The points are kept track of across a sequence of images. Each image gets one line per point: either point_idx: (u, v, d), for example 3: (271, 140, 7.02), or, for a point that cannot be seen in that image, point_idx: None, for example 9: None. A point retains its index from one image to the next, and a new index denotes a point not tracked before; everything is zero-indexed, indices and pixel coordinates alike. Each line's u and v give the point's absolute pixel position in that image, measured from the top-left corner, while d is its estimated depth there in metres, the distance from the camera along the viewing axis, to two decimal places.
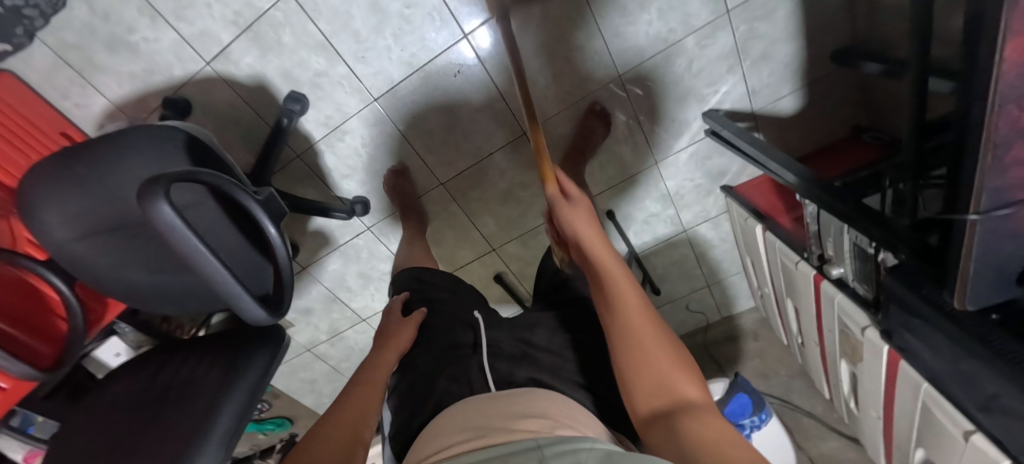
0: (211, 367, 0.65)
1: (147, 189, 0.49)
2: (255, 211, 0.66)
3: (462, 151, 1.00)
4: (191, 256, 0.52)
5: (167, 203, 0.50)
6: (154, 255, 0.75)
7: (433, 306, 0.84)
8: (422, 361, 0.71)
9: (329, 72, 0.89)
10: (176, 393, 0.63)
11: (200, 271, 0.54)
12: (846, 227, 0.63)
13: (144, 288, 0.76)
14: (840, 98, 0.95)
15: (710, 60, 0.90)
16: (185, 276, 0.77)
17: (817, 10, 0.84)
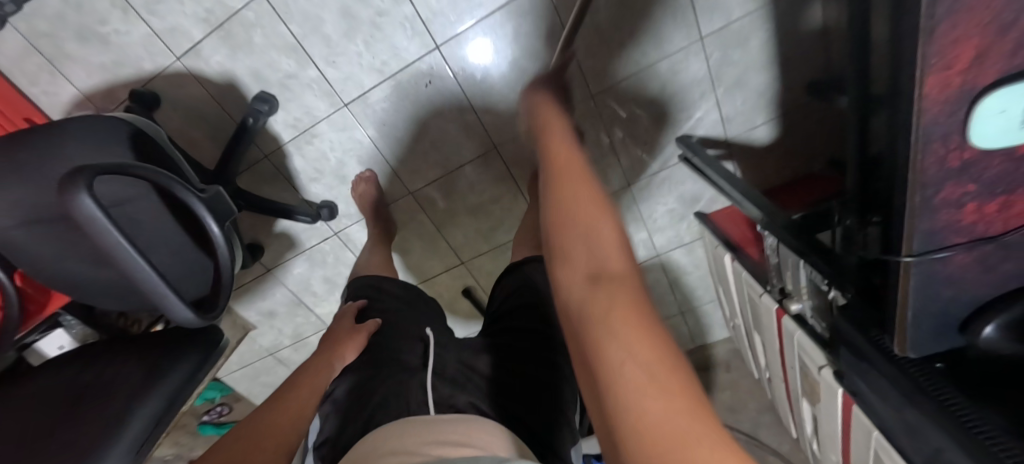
0: (135, 365, 0.65)
1: (70, 181, 0.48)
2: (195, 208, 0.64)
3: (432, 161, 0.99)
4: (115, 250, 0.50)
5: (90, 196, 0.48)
6: (80, 249, 0.71)
7: (384, 317, 0.81)
8: (362, 371, 0.69)
9: (299, 74, 0.88)
10: (95, 389, 0.63)
11: (125, 269, 0.52)
12: (802, 262, 0.61)
13: (84, 281, 0.74)
14: (815, 131, 0.94)
15: (683, 84, 0.89)
16: (106, 269, 0.73)
17: (791, 41, 0.84)
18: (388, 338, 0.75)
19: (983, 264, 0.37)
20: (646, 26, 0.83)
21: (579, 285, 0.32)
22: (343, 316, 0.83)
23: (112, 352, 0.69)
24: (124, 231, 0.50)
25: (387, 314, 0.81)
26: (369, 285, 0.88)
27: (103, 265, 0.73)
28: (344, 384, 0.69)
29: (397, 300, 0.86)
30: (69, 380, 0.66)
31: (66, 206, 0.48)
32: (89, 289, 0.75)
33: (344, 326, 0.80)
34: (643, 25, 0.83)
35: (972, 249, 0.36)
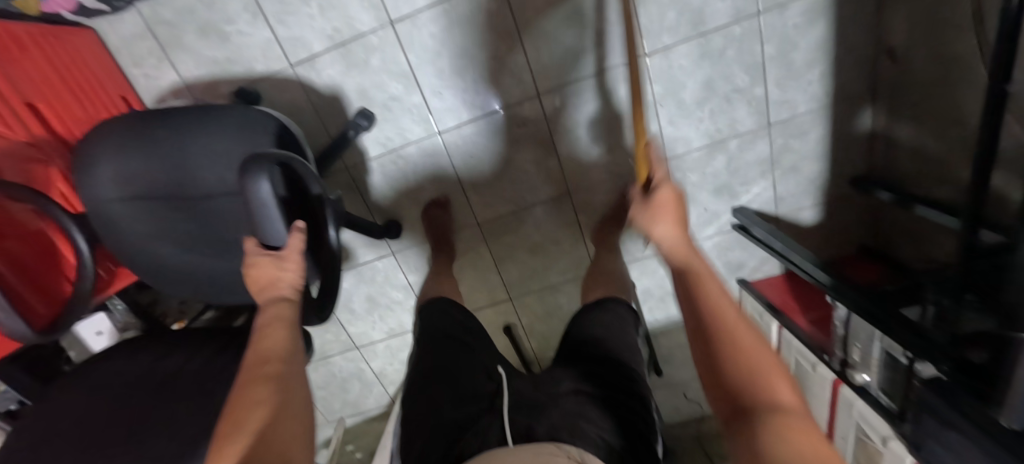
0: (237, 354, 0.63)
1: (254, 159, 0.48)
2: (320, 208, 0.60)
3: (505, 196, 1.04)
4: (264, 226, 0.50)
5: (268, 181, 0.48)
6: (194, 233, 0.68)
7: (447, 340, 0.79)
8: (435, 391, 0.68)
9: (403, 98, 0.93)
10: (195, 376, 0.60)
11: (264, 245, 0.52)
12: (879, 334, 0.68)
13: (181, 268, 0.70)
14: (853, 220, 1.05)
15: (747, 162, 1.00)
16: (218, 260, 0.70)
17: (843, 139, 0.96)
18: (470, 362, 0.74)
19: None
20: (725, 107, 0.94)
21: (728, 411, 0.33)
22: (419, 337, 0.83)
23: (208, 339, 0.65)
24: (282, 213, 0.50)
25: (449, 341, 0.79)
26: (439, 309, 0.88)
27: (217, 255, 0.70)
28: (422, 403, 0.67)
29: (465, 330, 0.84)
30: (150, 367, 0.62)
31: (242, 180, 0.49)
32: (177, 275, 0.71)
33: (421, 345, 0.80)
34: (722, 107, 0.94)
35: None
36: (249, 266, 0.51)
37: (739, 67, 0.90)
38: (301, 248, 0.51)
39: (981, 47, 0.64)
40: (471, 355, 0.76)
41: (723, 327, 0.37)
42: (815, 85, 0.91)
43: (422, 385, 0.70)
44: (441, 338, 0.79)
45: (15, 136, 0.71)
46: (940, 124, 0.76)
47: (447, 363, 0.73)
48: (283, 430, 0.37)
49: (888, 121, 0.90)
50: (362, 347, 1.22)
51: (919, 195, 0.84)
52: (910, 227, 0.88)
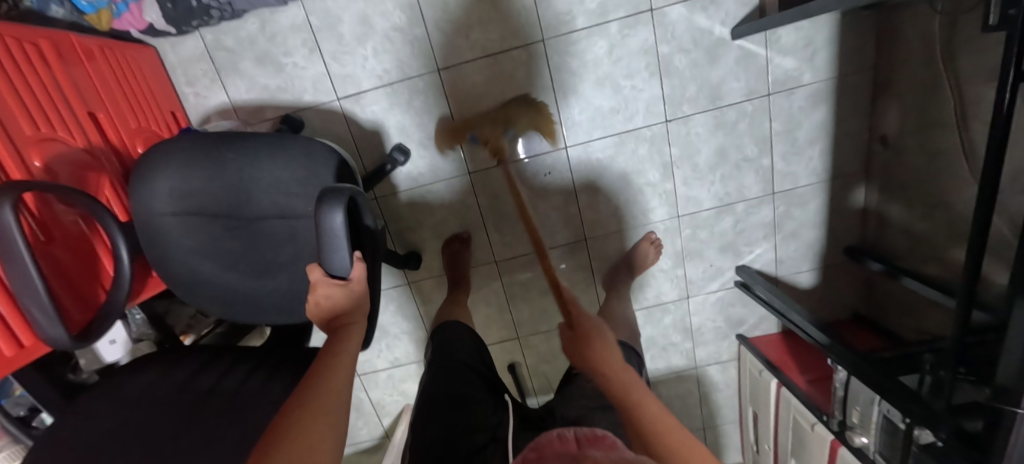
0: (279, 378, 0.65)
1: (335, 194, 0.53)
2: (366, 233, 0.63)
3: (525, 238, 1.08)
4: (331, 255, 0.54)
5: (341, 213, 0.53)
6: (237, 253, 0.71)
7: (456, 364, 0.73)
8: (440, 418, 0.62)
9: (440, 138, 0.99)
10: (242, 400, 0.62)
11: (328, 272, 0.55)
12: (878, 399, 0.72)
13: (217, 286, 0.72)
14: (846, 287, 1.13)
15: (752, 225, 1.07)
16: (255, 281, 0.72)
17: (837, 212, 1.06)
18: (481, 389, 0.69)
19: None
20: (735, 174, 1.02)
21: None
22: (426, 361, 0.78)
23: (252, 366, 0.67)
24: (350, 244, 0.54)
25: (458, 364, 0.73)
26: (451, 332, 0.82)
27: (255, 276, 0.72)
28: (425, 432, 0.61)
29: (477, 357, 0.78)
30: (182, 387, 0.64)
31: (321, 212, 0.53)
32: (214, 292, 0.73)
33: (429, 367, 0.75)
34: (732, 173, 1.02)
35: None
36: (314, 293, 0.56)
37: (749, 139, 0.99)
38: (364, 276, 0.56)
39: (964, 147, 0.74)
40: (482, 381, 0.71)
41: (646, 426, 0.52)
42: (816, 161, 1.01)
43: (426, 410, 0.64)
44: (448, 359, 0.74)
45: (74, 144, 0.72)
46: (926, 209, 0.85)
47: (456, 385, 0.67)
48: (321, 431, 0.43)
49: (879, 199, 0.99)
50: (364, 375, 1.21)
51: (907, 268, 0.92)
52: (899, 298, 0.95)
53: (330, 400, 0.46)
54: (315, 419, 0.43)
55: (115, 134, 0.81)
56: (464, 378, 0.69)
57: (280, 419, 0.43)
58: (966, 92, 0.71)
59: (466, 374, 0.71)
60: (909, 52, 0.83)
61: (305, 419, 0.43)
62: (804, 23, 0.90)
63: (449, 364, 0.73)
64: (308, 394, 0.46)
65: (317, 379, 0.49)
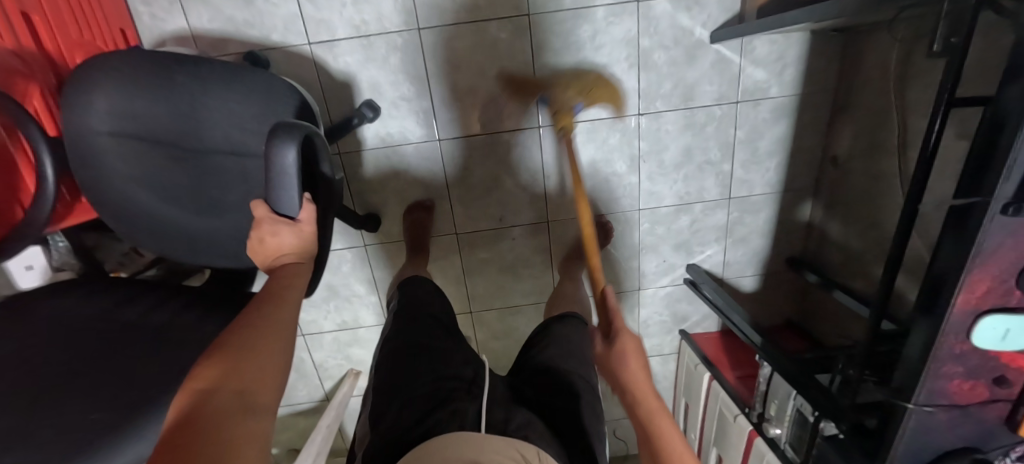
0: (212, 318, 0.62)
1: (291, 130, 0.52)
2: (323, 181, 0.61)
3: (490, 214, 1.08)
4: (279, 191, 0.52)
5: (294, 149, 0.51)
6: (180, 186, 0.67)
7: (426, 314, 0.74)
8: (409, 364, 0.62)
9: (413, 100, 0.96)
10: (169, 335, 0.59)
11: (274, 210, 0.54)
12: (794, 394, 0.78)
13: (157, 219, 0.68)
14: (782, 295, 1.21)
15: (706, 226, 1.12)
16: (197, 219, 0.68)
17: (784, 224, 1.12)
18: (448, 340, 0.70)
19: (951, 421, 0.54)
20: (697, 176, 1.06)
21: None
22: (392, 311, 0.78)
23: (185, 303, 0.64)
24: (300, 182, 0.53)
25: (429, 316, 0.73)
26: (421, 286, 0.82)
27: (196, 213, 0.68)
28: (391, 386, 0.61)
29: (446, 312, 0.78)
30: (108, 317, 0.60)
31: (273, 144, 0.51)
32: (151, 225, 0.68)
33: (394, 321, 0.74)
34: (694, 174, 1.06)
35: (947, 408, 0.53)
36: (259, 230, 0.54)
37: (714, 143, 1.03)
38: (314, 217, 0.55)
39: (900, 173, 0.80)
40: (449, 333, 0.72)
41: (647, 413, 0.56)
42: (772, 173, 1.06)
43: (395, 356, 0.65)
44: (415, 317, 0.73)
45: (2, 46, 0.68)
46: (861, 227, 0.92)
47: (424, 338, 0.68)
48: (267, 351, 0.42)
49: (822, 215, 1.06)
50: (309, 335, 1.18)
51: (838, 282, 0.99)
52: (827, 308, 1.03)
53: (275, 325, 0.46)
54: (264, 344, 0.43)
55: (51, 43, 0.75)
56: (433, 329, 0.70)
57: (228, 337, 0.42)
58: (910, 120, 0.77)
59: (433, 331, 0.70)
60: (867, 78, 0.88)
61: (249, 338, 0.42)
62: (778, 38, 0.93)
63: (420, 313, 0.73)
64: (257, 320, 0.45)
65: (262, 308, 0.47)
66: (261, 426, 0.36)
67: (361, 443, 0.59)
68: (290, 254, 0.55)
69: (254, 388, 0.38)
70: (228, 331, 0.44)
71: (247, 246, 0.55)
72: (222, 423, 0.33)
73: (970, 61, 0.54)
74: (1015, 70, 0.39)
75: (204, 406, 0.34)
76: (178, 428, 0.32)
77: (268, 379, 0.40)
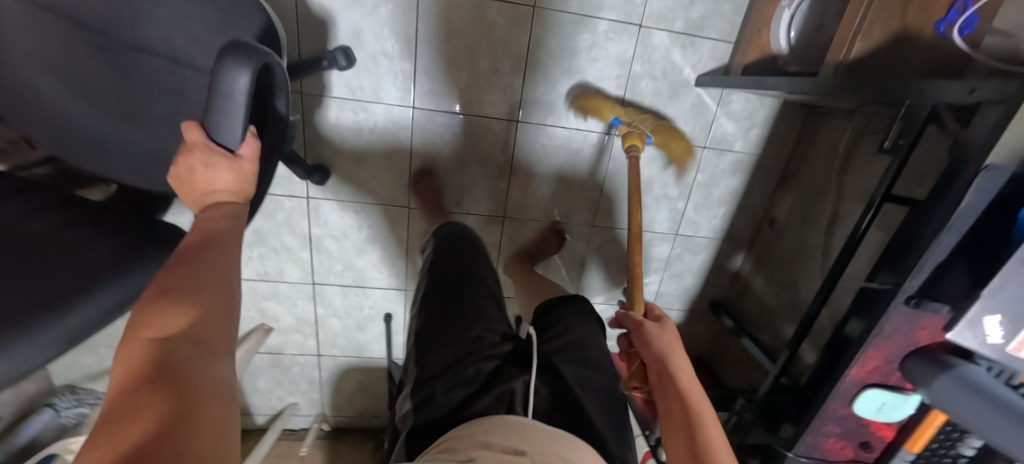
0: (107, 239, 0.53)
1: (251, 52, 0.46)
2: (273, 119, 0.56)
3: (448, 196, 1.05)
4: (224, 118, 0.46)
5: (248, 77, 0.45)
6: (99, 83, 0.57)
7: (464, 279, 0.67)
8: (444, 344, 0.58)
9: (394, 59, 0.90)
10: (49, 249, 0.50)
11: (210, 139, 0.47)
12: None
13: (62, 109, 0.59)
14: (698, 332, 1.30)
15: (650, 255, 1.17)
16: (116, 125, 0.60)
17: (716, 269, 1.21)
18: (486, 310, 0.64)
19: None
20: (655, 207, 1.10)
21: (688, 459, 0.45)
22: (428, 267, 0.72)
23: (76, 217, 0.55)
24: (249, 114, 0.47)
25: (467, 282, 0.67)
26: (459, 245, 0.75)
27: (115, 118, 0.59)
28: (435, 356, 0.58)
29: (484, 271, 0.71)
30: None
31: (226, 63, 0.45)
32: (59, 118, 0.59)
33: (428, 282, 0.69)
34: (651, 204, 1.10)
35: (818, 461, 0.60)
36: (188, 157, 0.46)
37: (675, 180, 1.07)
38: (255, 157, 0.50)
39: (825, 248, 0.88)
40: (488, 300, 0.66)
41: (680, 388, 0.53)
42: (717, 220, 1.13)
43: (430, 332, 0.61)
44: (453, 283, 0.67)
45: None
46: (781, 287, 1.01)
47: (457, 312, 0.62)
48: (219, 289, 0.36)
49: (750, 269, 1.15)
50: None
51: (750, 331, 1.09)
52: (735, 353, 1.12)
53: (222, 258, 0.39)
54: (210, 279, 0.36)
55: None
56: (467, 297, 0.64)
57: (170, 273, 0.35)
58: (843, 203, 0.85)
59: (474, 301, 0.64)
60: (815, 156, 0.97)
61: (196, 274, 0.36)
62: (753, 98, 0.99)
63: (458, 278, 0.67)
64: (205, 255, 0.39)
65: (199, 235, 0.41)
66: (228, 376, 0.31)
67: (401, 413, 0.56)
68: (222, 193, 0.48)
69: (209, 330, 0.32)
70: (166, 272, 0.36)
71: (170, 171, 0.47)
72: (189, 376, 0.28)
73: (908, 164, 0.60)
74: (947, 184, 0.45)
75: (162, 352, 0.29)
76: (138, 378, 0.26)
77: (225, 320, 0.34)
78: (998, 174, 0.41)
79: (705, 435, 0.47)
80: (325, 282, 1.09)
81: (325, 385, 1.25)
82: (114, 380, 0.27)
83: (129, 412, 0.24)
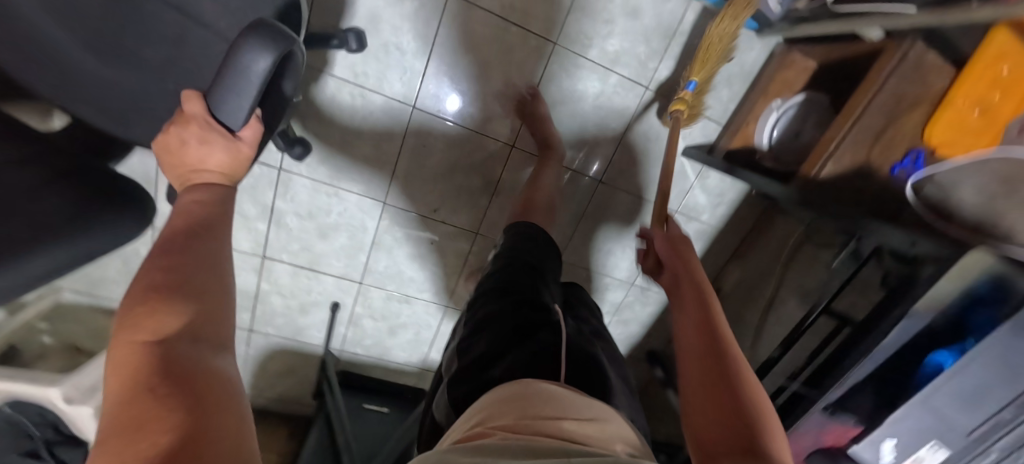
0: (59, 191, 0.48)
1: (275, 36, 0.43)
2: (274, 96, 0.53)
3: (428, 201, 1.02)
4: (229, 98, 0.44)
5: (268, 61, 0.43)
6: (91, 15, 0.51)
7: (526, 259, 0.72)
8: (492, 307, 0.63)
9: (406, 54, 0.87)
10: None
11: (210, 114, 0.44)
12: None
13: (31, 28, 0.51)
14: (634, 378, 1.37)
15: (604, 299, 1.22)
16: (102, 64, 0.55)
17: (660, 322, 1.29)
18: (535, 287, 0.67)
19: None
20: (620, 254, 1.16)
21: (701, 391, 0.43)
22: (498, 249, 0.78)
23: (20, 157, 0.49)
24: (259, 99, 0.45)
25: (525, 260, 0.71)
26: (524, 234, 0.78)
27: (103, 57, 0.54)
28: (486, 314, 0.63)
29: (544, 260, 0.75)
30: None
31: (246, 42, 0.43)
32: (29, 39, 0.52)
33: (498, 258, 0.75)
34: (617, 252, 1.15)
35: None
36: (183, 129, 0.43)
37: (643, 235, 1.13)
38: (254, 140, 0.47)
39: (758, 329, 0.98)
40: (541, 281, 0.69)
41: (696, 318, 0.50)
42: None
43: (489, 297, 0.66)
44: (516, 259, 0.72)
45: None
46: None
47: (508, 283, 0.67)
48: (209, 279, 0.34)
49: None
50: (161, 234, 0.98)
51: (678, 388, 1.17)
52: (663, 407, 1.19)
53: (206, 243, 0.37)
54: (205, 272, 0.35)
55: None
56: (526, 274, 0.69)
57: (160, 265, 0.33)
58: (783, 294, 0.94)
59: (529, 277, 0.68)
60: (767, 244, 1.07)
61: (186, 262, 0.34)
62: (727, 178, 1.07)
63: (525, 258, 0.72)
64: (191, 244, 0.36)
65: (184, 218, 0.39)
66: (233, 373, 0.30)
67: (450, 360, 0.60)
68: (210, 170, 0.44)
69: (209, 328, 0.31)
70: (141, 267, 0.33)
71: (159, 135, 0.44)
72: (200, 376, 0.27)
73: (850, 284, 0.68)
74: None
75: (167, 353, 0.27)
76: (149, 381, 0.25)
77: (213, 312, 0.33)
78: (918, 320, 0.53)
79: (735, 368, 0.44)
80: (277, 257, 1.04)
81: (250, 361, 1.18)
82: (115, 389, 0.26)
83: (144, 422, 0.22)
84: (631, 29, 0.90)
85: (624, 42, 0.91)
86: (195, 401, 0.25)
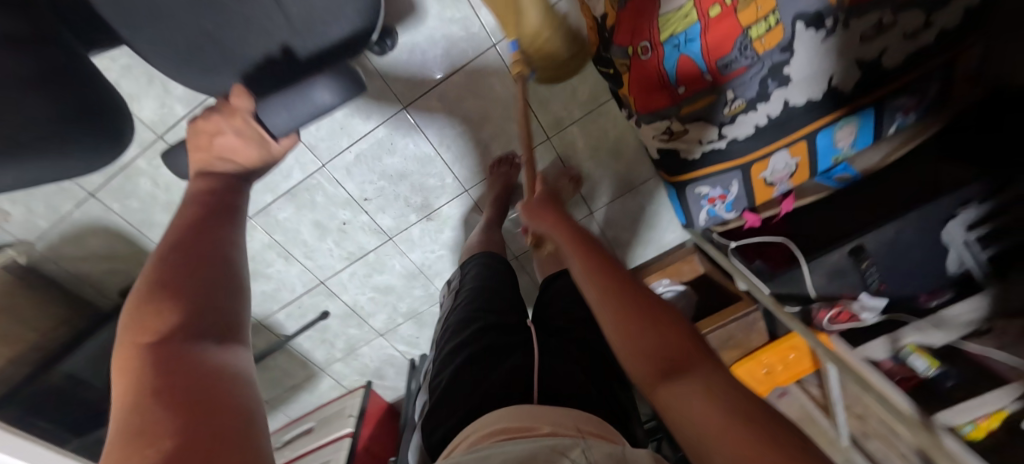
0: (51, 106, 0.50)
1: (347, 82, 0.63)
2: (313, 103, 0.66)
3: (364, 189, 1.00)
4: (285, 110, 0.62)
5: (328, 97, 0.63)
6: None
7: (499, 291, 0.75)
8: (473, 329, 0.65)
9: (428, 68, 0.87)
10: None
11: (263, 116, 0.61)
12: None
13: None
14: None
15: None
16: None
17: None
18: (507, 310, 0.70)
19: None
20: None
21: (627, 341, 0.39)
22: (470, 275, 0.82)
23: None
24: (313, 118, 0.64)
25: (505, 292, 0.75)
26: (494, 264, 0.84)
27: None
28: (464, 336, 0.64)
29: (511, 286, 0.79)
30: None
31: (323, 81, 0.62)
32: None
33: (469, 287, 0.78)
34: None
35: None
36: (230, 117, 0.53)
37: None
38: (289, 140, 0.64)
39: None
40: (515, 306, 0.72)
41: (598, 262, 0.47)
42: None
43: (464, 322, 0.68)
44: (491, 288, 0.76)
45: None
46: None
47: (485, 309, 0.69)
48: (215, 267, 0.38)
49: None
50: None
51: None
52: None
53: (200, 233, 0.40)
54: (208, 260, 0.38)
55: None
56: (498, 301, 0.72)
57: (167, 266, 0.36)
58: None
59: (501, 303, 0.71)
60: None
61: (189, 259, 0.37)
62: None
63: (497, 290, 0.75)
64: (190, 235, 0.40)
65: (206, 226, 0.42)
66: (240, 359, 0.32)
67: (431, 393, 0.61)
68: (237, 162, 0.55)
69: (209, 315, 0.34)
70: (129, 291, 0.35)
71: (201, 112, 0.54)
72: (184, 363, 0.29)
73: None
74: None
75: (159, 355, 0.30)
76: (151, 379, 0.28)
77: (215, 316, 0.34)
78: None
79: (650, 303, 0.41)
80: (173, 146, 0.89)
81: (66, 224, 0.97)
82: (122, 391, 0.28)
83: (148, 428, 0.24)
84: (606, 165, 1.06)
85: (596, 171, 1.06)
86: (192, 404, 0.26)
